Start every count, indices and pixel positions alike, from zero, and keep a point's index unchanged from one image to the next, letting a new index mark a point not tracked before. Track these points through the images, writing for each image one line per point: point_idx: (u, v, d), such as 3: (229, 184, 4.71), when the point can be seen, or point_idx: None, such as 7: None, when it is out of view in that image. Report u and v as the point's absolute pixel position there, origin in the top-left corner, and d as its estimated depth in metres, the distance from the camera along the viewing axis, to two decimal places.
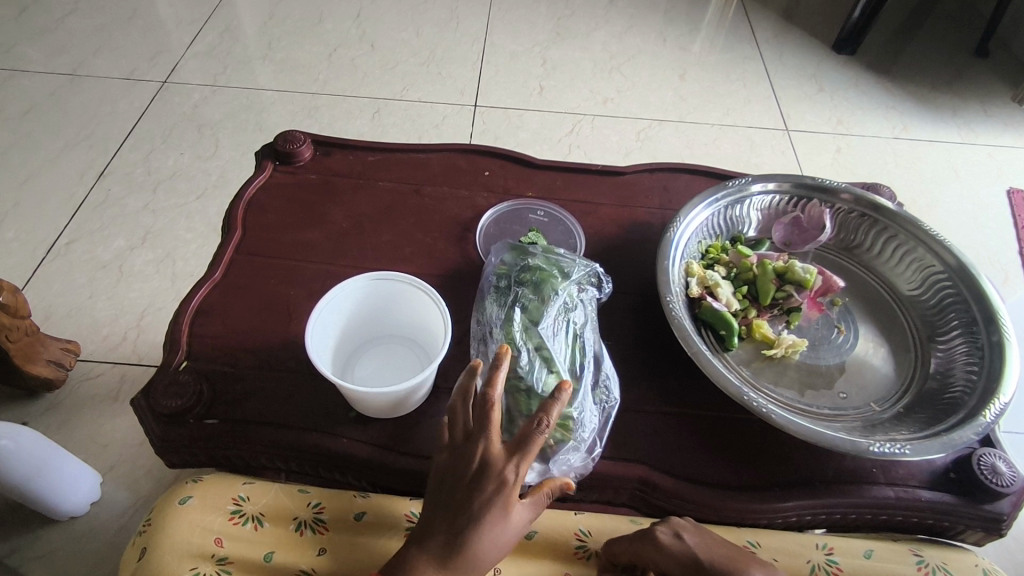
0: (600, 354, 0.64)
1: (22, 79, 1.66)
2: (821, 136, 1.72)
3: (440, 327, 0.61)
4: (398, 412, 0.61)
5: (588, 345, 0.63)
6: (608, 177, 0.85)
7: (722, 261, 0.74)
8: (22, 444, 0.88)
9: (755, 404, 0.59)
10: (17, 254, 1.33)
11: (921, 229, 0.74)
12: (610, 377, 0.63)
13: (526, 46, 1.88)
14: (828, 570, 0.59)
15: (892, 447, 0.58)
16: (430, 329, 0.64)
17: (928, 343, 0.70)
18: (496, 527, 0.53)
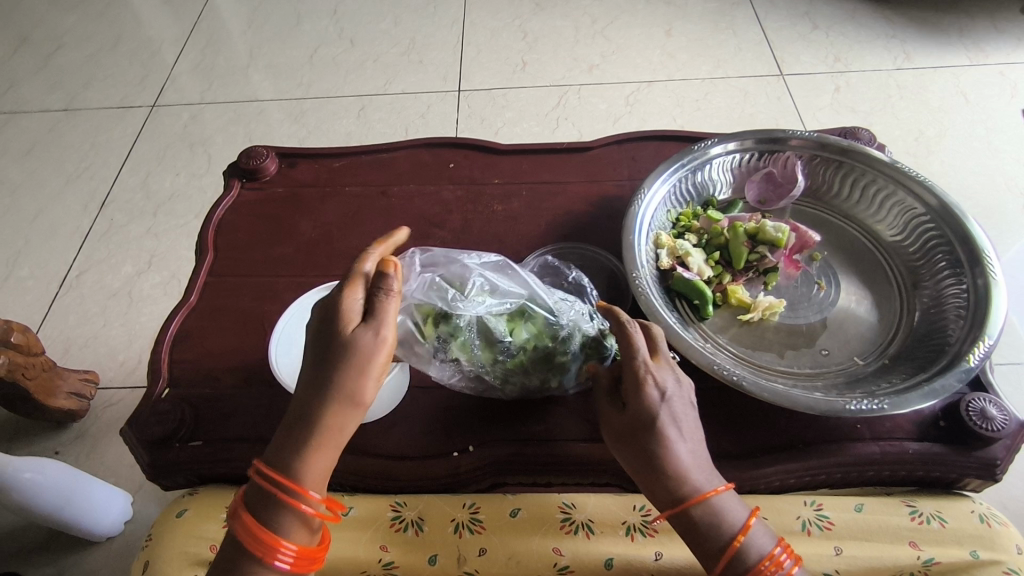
0: (531, 292, 0.61)
1: (19, 119, 1.70)
2: (818, 77, 1.66)
3: None
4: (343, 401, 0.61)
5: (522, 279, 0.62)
6: (576, 153, 0.83)
7: (693, 229, 0.72)
8: (51, 476, 0.91)
9: (726, 373, 0.58)
10: (33, 291, 1.38)
11: (895, 169, 0.71)
12: (514, 297, 0.60)
13: (506, 21, 1.84)
14: (820, 525, 0.58)
15: (870, 404, 0.56)
16: None
17: (912, 289, 0.68)
18: (340, 354, 0.50)
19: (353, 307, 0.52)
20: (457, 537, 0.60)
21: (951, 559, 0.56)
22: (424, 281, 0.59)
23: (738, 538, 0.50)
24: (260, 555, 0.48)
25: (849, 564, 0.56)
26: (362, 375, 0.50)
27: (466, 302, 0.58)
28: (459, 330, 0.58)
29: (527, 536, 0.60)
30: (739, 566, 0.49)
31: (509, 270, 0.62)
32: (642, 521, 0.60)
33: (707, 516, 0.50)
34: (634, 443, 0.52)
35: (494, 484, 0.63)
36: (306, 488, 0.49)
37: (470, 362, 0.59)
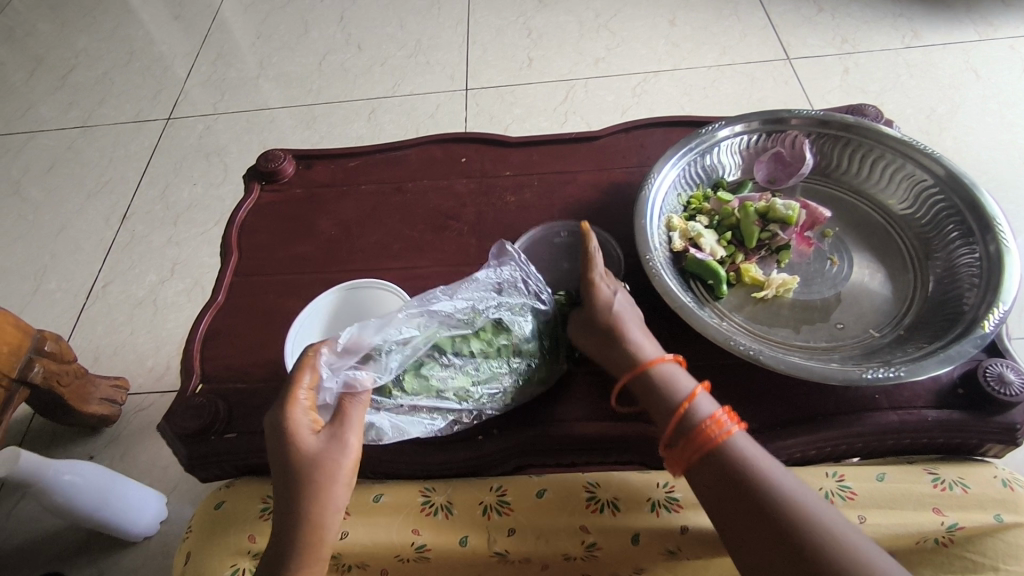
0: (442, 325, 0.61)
1: (40, 138, 1.75)
2: (825, 59, 1.65)
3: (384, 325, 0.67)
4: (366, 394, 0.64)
5: (422, 326, 0.60)
6: (585, 143, 0.85)
7: (704, 211, 0.73)
8: (88, 477, 0.94)
9: (743, 348, 0.59)
10: (61, 303, 1.42)
11: (901, 141, 0.71)
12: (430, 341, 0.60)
13: (510, 19, 1.85)
14: (843, 496, 0.59)
15: (887, 372, 0.57)
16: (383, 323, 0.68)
17: (925, 261, 0.69)
18: (299, 469, 0.51)
19: (306, 427, 0.53)
20: (486, 519, 0.62)
21: (974, 523, 0.57)
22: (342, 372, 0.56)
23: (686, 404, 0.55)
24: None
25: (874, 532, 0.58)
26: (332, 490, 0.52)
27: (383, 370, 0.57)
28: (415, 389, 0.59)
29: (556, 516, 0.62)
30: (686, 422, 0.54)
31: (397, 320, 0.60)
32: (665, 497, 0.61)
33: (656, 384, 0.57)
34: (597, 331, 0.60)
35: (519, 466, 0.63)
36: None
37: (468, 406, 0.60)
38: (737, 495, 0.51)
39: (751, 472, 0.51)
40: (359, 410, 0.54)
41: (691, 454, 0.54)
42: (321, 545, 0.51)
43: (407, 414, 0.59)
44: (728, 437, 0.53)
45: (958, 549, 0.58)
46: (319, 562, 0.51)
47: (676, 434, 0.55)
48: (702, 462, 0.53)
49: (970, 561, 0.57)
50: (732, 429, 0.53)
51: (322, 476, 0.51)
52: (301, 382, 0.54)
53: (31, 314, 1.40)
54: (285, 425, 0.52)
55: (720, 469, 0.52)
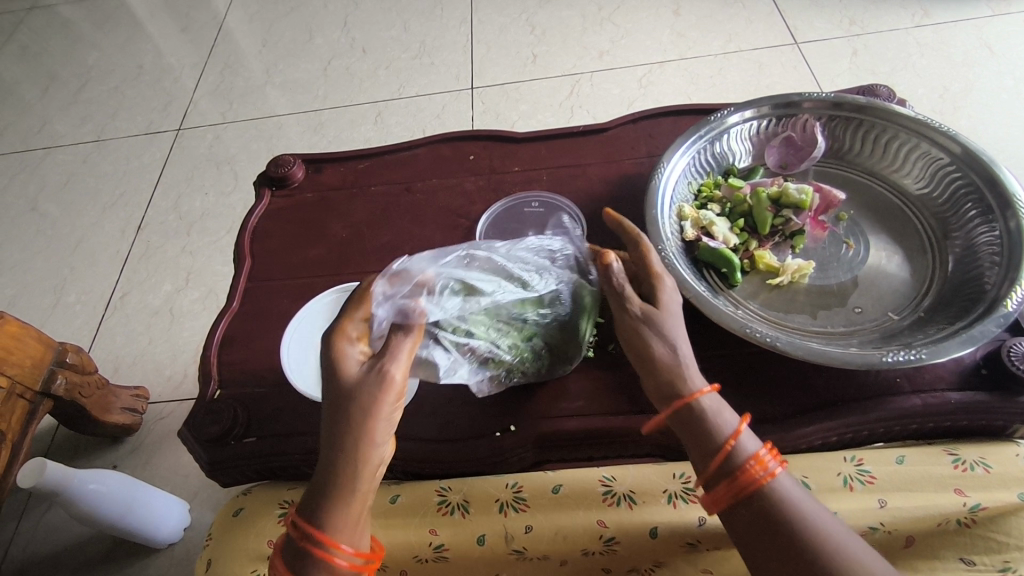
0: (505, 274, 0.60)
1: (54, 154, 1.77)
2: (833, 42, 1.63)
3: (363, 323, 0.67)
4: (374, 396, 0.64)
5: (483, 275, 0.59)
6: (594, 135, 0.84)
7: (716, 199, 0.73)
8: (111, 486, 0.95)
9: (760, 336, 0.58)
10: (81, 315, 1.44)
11: (916, 121, 0.70)
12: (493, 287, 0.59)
13: (513, 15, 1.85)
14: (862, 480, 0.58)
15: (908, 355, 0.56)
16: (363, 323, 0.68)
17: (943, 241, 0.68)
18: (340, 395, 0.50)
19: (354, 358, 0.52)
20: (502, 516, 0.62)
21: (997, 503, 0.56)
22: (394, 304, 0.54)
23: (730, 442, 0.51)
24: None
25: (894, 516, 0.57)
26: (370, 425, 0.49)
27: (444, 310, 0.56)
28: (473, 333, 0.58)
29: (572, 511, 0.61)
30: (731, 465, 0.51)
31: (459, 263, 0.59)
32: (682, 488, 0.60)
33: (696, 414, 0.53)
34: (639, 336, 0.56)
35: (535, 461, 0.63)
36: (338, 542, 0.48)
37: (510, 359, 0.60)
38: (773, 538, 0.48)
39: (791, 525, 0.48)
40: (408, 344, 0.52)
41: (732, 497, 0.50)
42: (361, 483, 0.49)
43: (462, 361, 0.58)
44: (771, 478, 0.50)
45: (982, 529, 0.56)
46: (362, 498, 0.49)
47: (716, 475, 0.51)
48: (741, 506, 0.50)
49: (994, 541, 0.55)
50: (774, 470, 0.50)
51: (360, 408, 0.49)
52: (352, 315, 0.54)
53: (52, 327, 1.43)
54: (331, 358, 0.51)
55: (760, 514, 0.49)
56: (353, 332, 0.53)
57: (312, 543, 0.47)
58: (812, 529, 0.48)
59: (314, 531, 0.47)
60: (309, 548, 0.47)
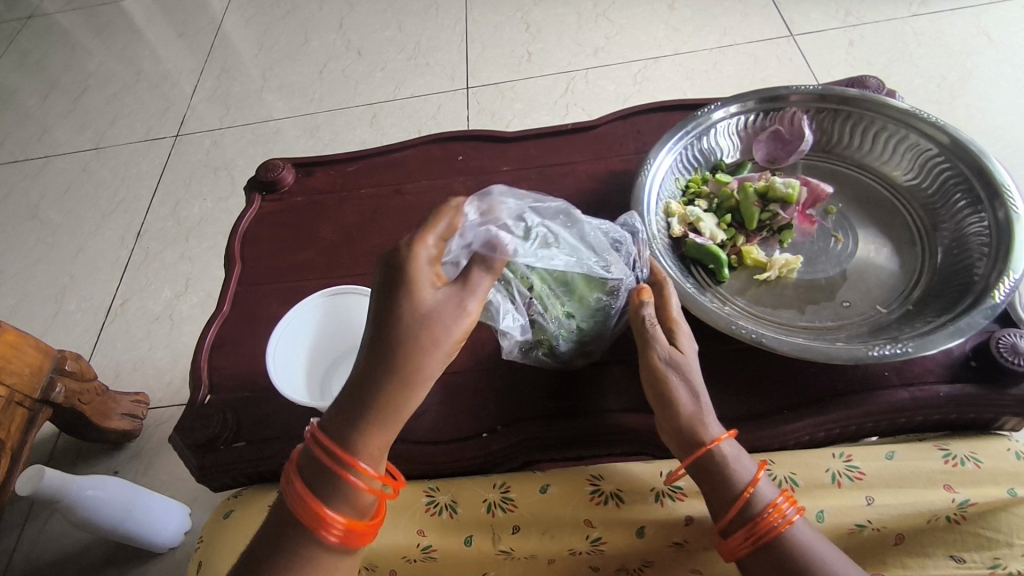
0: (584, 241, 0.57)
1: (54, 162, 1.78)
2: (829, 33, 1.62)
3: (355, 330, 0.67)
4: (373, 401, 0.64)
5: (570, 234, 0.56)
6: (583, 133, 0.84)
7: (703, 194, 0.72)
8: (111, 492, 0.96)
9: (746, 332, 0.58)
10: (82, 322, 1.45)
11: (903, 111, 0.69)
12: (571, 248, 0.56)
13: (507, 14, 1.84)
14: (850, 476, 0.58)
15: (894, 349, 0.55)
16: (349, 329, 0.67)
17: (932, 233, 0.67)
18: (406, 318, 0.45)
19: (427, 277, 0.46)
20: (491, 516, 0.62)
21: (987, 499, 0.55)
22: (483, 232, 0.49)
23: (748, 490, 0.53)
24: (309, 523, 0.47)
25: (881, 514, 0.56)
26: (429, 356, 0.46)
27: (528, 258, 0.52)
28: (534, 288, 0.56)
29: (560, 511, 0.61)
30: (748, 513, 0.53)
31: (552, 214, 0.55)
32: (669, 486, 0.60)
33: (716, 462, 0.54)
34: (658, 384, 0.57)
35: (524, 463, 0.64)
36: (361, 462, 0.47)
37: (550, 331, 0.58)
38: None
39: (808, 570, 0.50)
40: (486, 283, 0.47)
41: (749, 544, 0.52)
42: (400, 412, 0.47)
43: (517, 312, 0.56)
44: (788, 525, 0.52)
45: (974, 527, 0.55)
46: (396, 427, 0.48)
47: (734, 521, 0.53)
48: (759, 553, 0.52)
49: (985, 538, 0.54)
50: (792, 517, 0.52)
51: (426, 337, 0.46)
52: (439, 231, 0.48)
53: (54, 335, 1.44)
54: (406, 269, 0.45)
55: (778, 561, 0.51)
56: (429, 245, 0.47)
57: (330, 461, 0.47)
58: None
59: (337, 447, 0.47)
60: (327, 463, 0.47)
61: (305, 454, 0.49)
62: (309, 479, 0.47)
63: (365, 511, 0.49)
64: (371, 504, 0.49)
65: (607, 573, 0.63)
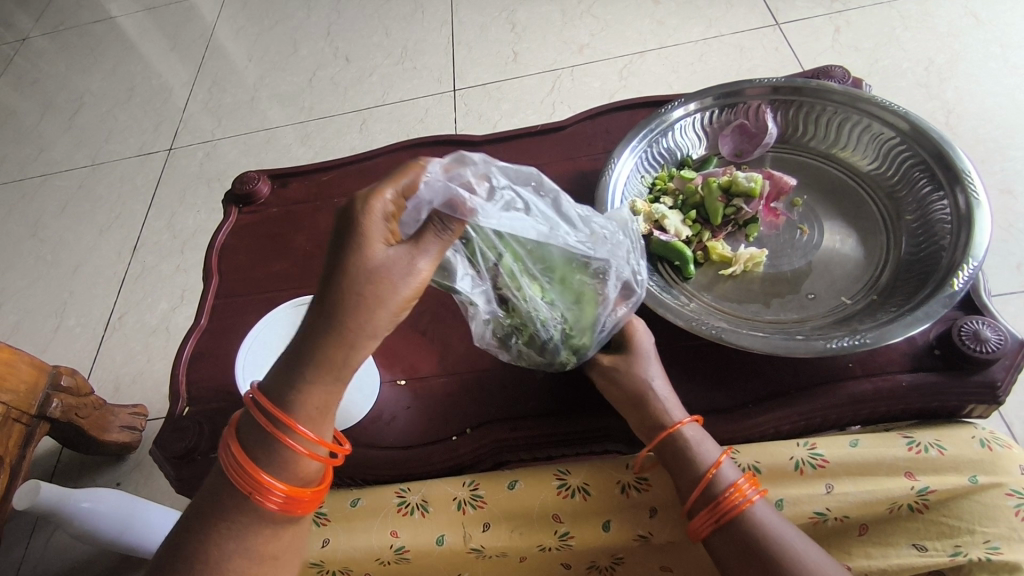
0: (555, 215, 0.54)
1: (51, 180, 1.81)
2: (816, 21, 1.60)
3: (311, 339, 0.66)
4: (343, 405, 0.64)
5: (541, 205, 0.54)
6: (552, 134, 0.84)
7: (669, 190, 0.73)
8: (110, 504, 0.97)
9: (706, 329, 0.58)
10: (82, 337, 1.47)
11: (864, 100, 0.69)
12: (544, 219, 0.53)
13: (493, 14, 1.84)
14: (813, 464, 0.58)
15: (852, 341, 0.56)
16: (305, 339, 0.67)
17: (897, 221, 0.67)
18: (354, 271, 0.42)
19: (381, 232, 0.43)
20: (461, 514, 0.62)
21: (947, 486, 0.55)
22: (444, 188, 0.46)
23: (710, 473, 0.54)
24: (248, 490, 0.46)
25: (840, 501, 0.57)
26: (376, 314, 0.43)
27: (493, 220, 0.50)
28: (502, 261, 0.54)
29: (529, 507, 0.62)
30: (711, 495, 0.53)
31: (525, 183, 0.53)
32: (635, 479, 0.60)
33: (681, 447, 0.55)
34: (624, 384, 0.57)
35: (495, 463, 0.63)
36: (297, 424, 0.45)
37: (527, 314, 0.56)
38: (750, 561, 0.51)
39: (768, 548, 0.50)
40: (439, 243, 0.45)
41: (713, 523, 0.53)
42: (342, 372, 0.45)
43: (483, 275, 0.55)
44: (749, 505, 0.53)
45: (934, 514, 0.56)
46: (339, 387, 0.45)
47: (698, 501, 0.54)
48: (722, 532, 0.53)
49: (947, 526, 0.55)
50: (752, 498, 0.53)
51: (374, 296, 0.43)
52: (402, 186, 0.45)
53: (55, 351, 1.46)
54: (359, 220, 0.43)
55: (739, 540, 0.52)
56: (385, 198, 0.44)
57: (269, 426, 0.45)
58: (789, 553, 0.50)
59: (274, 411, 0.45)
60: (266, 428, 0.45)
61: (247, 416, 0.47)
62: (248, 443, 0.46)
63: (307, 476, 0.48)
64: (315, 468, 0.48)
65: (580, 568, 0.64)
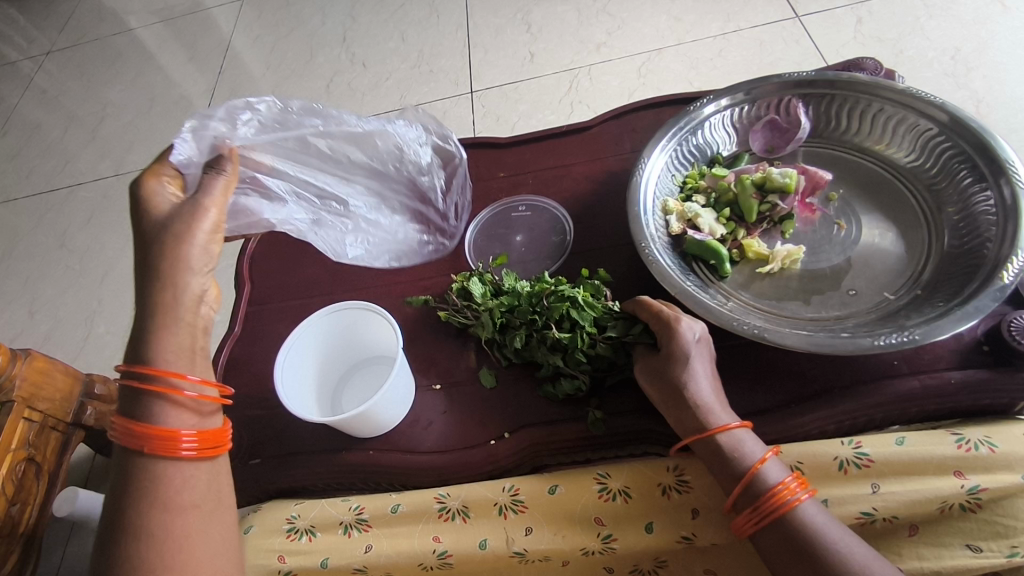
0: (324, 139, 0.69)
1: (77, 191, 1.83)
2: (837, 12, 1.58)
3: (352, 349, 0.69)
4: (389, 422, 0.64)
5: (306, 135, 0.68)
6: (578, 134, 0.84)
7: (701, 189, 0.72)
8: None
9: (747, 328, 0.57)
10: (112, 346, 1.49)
11: (901, 92, 0.68)
12: (315, 149, 0.69)
13: (508, 15, 1.84)
14: (858, 464, 0.56)
15: (900, 338, 0.54)
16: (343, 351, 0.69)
17: (938, 214, 0.66)
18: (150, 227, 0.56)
19: (168, 199, 0.58)
20: (503, 519, 0.62)
21: (999, 485, 0.54)
22: (208, 142, 0.61)
23: (753, 473, 0.53)
24: (161, 449, 0.51)
25: (888, 501, 0.55)
26: (182, 249, 0.55)
27: (261, 147, 0.65)
28: (300, 182, 0.70)
29: (570, 509, 0.61)
30: (756, 494, 0.52)
31: (282, 117, 0.66)
32: (676, 480, 0.59)
33: (721, 448, 0.54)
34: (666, 388, 0.56)
35: (534, 465, 0.63)
36: (182, 375, 0.53)
37: (343, 221, 0.74)
38: (799, 562, 0.50)
39: (817, 548, 0.50)
40: (221, 183, 0.59)
41: (758, 521, 0.52)
42: (184, 312, 0.55)
43: (285, 187, 0.69)
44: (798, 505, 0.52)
45: (987, 514, 0.54)
46: (186, 327, 0.55)
47: (742, 497, 0.53)
48: (769, 531, 0.52)
49: (1003, 526, 0.54)
50: (801, 497, 0.52)
51: (172, 237, 0.55)
52: (164, 161, 0.59)
53: (87, 359, 1.49)
54: (143, 196, 0.57)
55: (787, 540, 0.51)
56: (167, 177, 0.59)
57: (153, 385, 0.52)
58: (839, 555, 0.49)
59: (150, 371, 0.52)
60: (149, 388, 0.52)
61: (123, 402, 0.53)
62: (135, 414, 0.52)
63: (202, 418, 0.54)
64: (207, 410, 0.55)
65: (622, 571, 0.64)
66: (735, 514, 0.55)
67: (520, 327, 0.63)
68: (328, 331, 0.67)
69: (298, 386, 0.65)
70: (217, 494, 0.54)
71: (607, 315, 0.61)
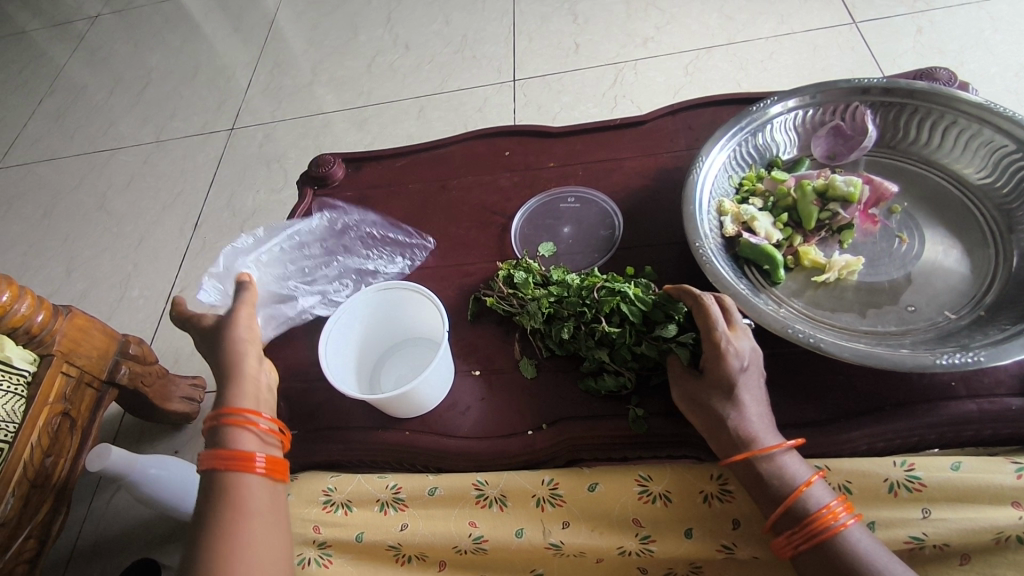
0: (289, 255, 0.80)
1: (118, 154, 1.86)
2: (895, 20, 1.53)
3: (396, 325, 0.70)
4: (428, 407, 0.64)
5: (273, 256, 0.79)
6: (630, 128, 0.82)
7: (758, 192, 0.70)
8: (170, 470, 0.96)
9: (801, 336, 0.56)
10: (144, 309, 1.51)
11: (977, 106, 0.66)
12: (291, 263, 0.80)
13: (555, 5, 1.82)
14: (909, 487, 0.55)
15: (963, 358, 0.53)
16: (389, 326, 0.70)
17: (1008, 235, 0.63)
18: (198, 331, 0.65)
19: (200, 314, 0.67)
20: (540, 511, 0.62)
21: None
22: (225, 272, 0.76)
23: (797, 500, 0.52)
24: (238, 471, 0.55)
25: (938, 527, 0.54)
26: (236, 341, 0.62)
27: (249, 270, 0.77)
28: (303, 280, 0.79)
29: (609, 507, 0.61)
30: (800, 518, 0.51)
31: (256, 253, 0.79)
32: (718, 488, 0.59)
33: (762, 472, 0.53)
34: (708, 410, 0.55)
35: (569, 459, 0.63)
36: (256, 412, 0.59)
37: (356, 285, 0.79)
38: None
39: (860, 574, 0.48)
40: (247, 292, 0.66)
41: (798, 543, 0.51)
42: (246, 369, 0.61)
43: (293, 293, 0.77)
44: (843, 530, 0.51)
45: None
46: (252, 382, 0.61)
47: (782, 519, 0.52)
48: (810, 553, 0.51)
49: None
50: (847, 521, 0.51)
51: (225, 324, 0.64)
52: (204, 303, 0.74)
53: (119, 320, 1.51)
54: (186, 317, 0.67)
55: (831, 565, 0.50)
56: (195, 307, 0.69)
57: (229, 418, 0.58)
58: None
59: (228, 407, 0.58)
60: (228, 421, 0.57)
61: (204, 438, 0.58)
62: (214, 444, 0.57)
63: (273, 449, 0.59)
64: (275, 444, 0.60)
65: None
66: (775, 535, 0.53)
67: (566, 320, 0.62)
68: (373, 309, 0.67)
69: (341, 362, 0.65)
70: (274, 510, 0.56)
71: (654, 314, 0.59)
